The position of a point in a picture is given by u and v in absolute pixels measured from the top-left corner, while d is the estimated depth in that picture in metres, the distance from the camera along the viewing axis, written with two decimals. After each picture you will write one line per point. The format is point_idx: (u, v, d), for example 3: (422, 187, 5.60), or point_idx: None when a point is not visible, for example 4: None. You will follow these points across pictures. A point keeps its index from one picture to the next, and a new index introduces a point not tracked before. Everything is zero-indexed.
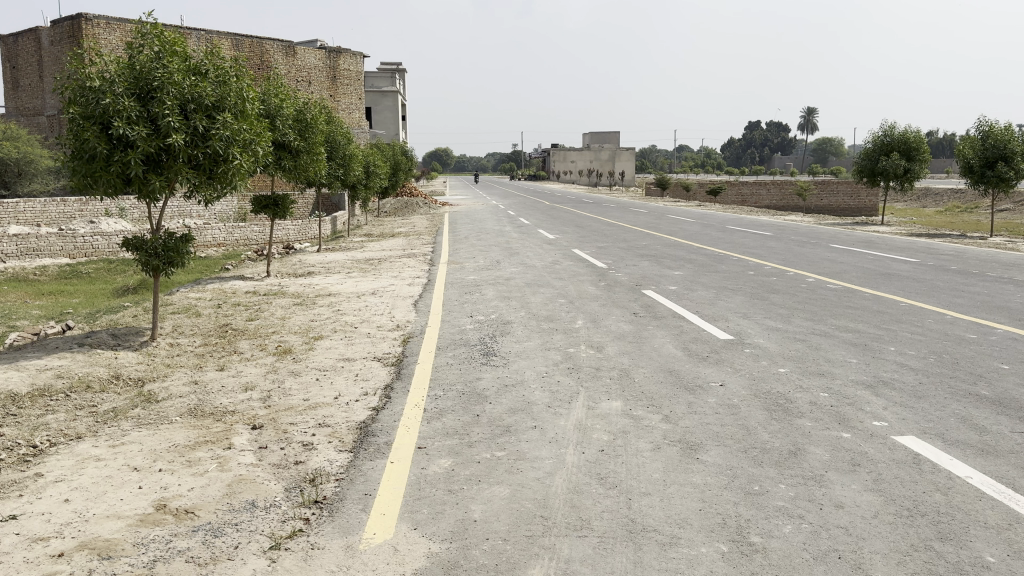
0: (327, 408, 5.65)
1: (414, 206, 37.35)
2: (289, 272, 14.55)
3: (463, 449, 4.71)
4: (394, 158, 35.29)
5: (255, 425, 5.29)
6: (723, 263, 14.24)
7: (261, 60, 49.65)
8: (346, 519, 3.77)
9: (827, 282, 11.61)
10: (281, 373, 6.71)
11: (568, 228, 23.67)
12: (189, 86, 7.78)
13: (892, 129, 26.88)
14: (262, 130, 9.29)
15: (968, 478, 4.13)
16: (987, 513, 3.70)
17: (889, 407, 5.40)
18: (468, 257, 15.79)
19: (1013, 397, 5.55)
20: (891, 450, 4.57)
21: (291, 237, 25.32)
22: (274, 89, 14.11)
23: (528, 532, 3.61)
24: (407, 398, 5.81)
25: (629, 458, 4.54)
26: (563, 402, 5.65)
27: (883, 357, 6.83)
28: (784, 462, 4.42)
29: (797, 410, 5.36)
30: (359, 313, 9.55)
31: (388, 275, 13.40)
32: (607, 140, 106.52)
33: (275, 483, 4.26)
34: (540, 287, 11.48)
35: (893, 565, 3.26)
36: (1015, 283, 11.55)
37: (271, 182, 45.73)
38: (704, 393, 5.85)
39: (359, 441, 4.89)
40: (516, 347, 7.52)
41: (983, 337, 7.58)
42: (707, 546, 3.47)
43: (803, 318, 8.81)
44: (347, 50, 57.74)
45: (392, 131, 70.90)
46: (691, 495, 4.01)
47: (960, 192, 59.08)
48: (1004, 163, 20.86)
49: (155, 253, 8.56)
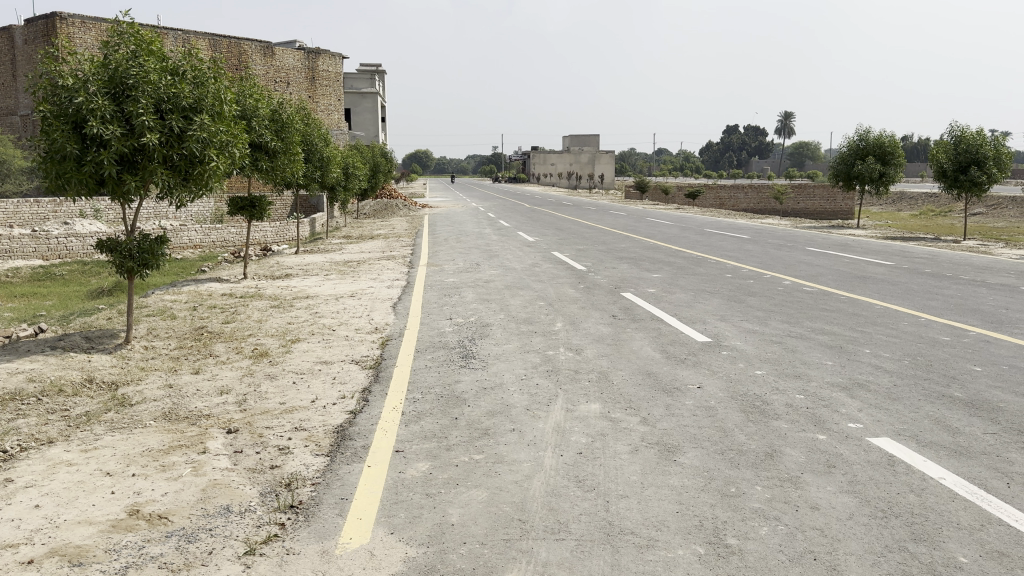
0: (304, 411, 5.60)
1: (394, 208, 37.23)
2: (266, 274, 14.41)
3: (440, 453, 4.68)
4: (374, 159, 35.17)
5: (230, 429, 5.23)
6: (701, 266, 14.32)
7: (238, 60, 49.41)
8: (322, 524, 3.74)
9: (804, 285, 11.70)
10: (258, 377, 6.65)
11: (549, 230, 23.73)
12: (165, 85, 7.69)
13: (868, 133, 27.13)
14: (240, 133, 9.23)
15: (942, 478, 4.18)
16: (960, 513, 3.75)
17: (864, 408, 5.46)
18: (447, 260, 15.75)
19: (985, 398, 5.64)
20: (865, 451, 4.62)
21: (269, 238, 25.12)
22: (250, 90, 14.00)
23: (505, 536, 3.60)
24: (385, 402, 5.77)
25: (607, 460, 4.55)
26: (541, 405, 5.64)
27: (859, 360, 6.89)
28: (760, 464, 4.44)
29: (773, 412, 5.40)
30: (337, 316, 9.47)
31: (367, 277, 13.32)
32: (587, 143, 106.72)
33: (251, 488, 4.21)
34: (519, 290, 11.47)
35: (869, 566, 3.29)
36: (988, 285, 11.73)
37: (248, 183, 45.40)
38: (682, 395, 5.87)
39: (336, 446, 4.84)
40: (495, 350, 7.50)
41: (957, 339, 7.69)
42: (683, 548, 3.48)
43: (780, 320, 8.87)
44: (327, 51, 57.48)
45: (372, 132, 70.68)
46: (668, 497, 4.02)
47: (935, 196, 59.94)
48: (977, 167, 21.20)
49: (130, 254, 8.43)
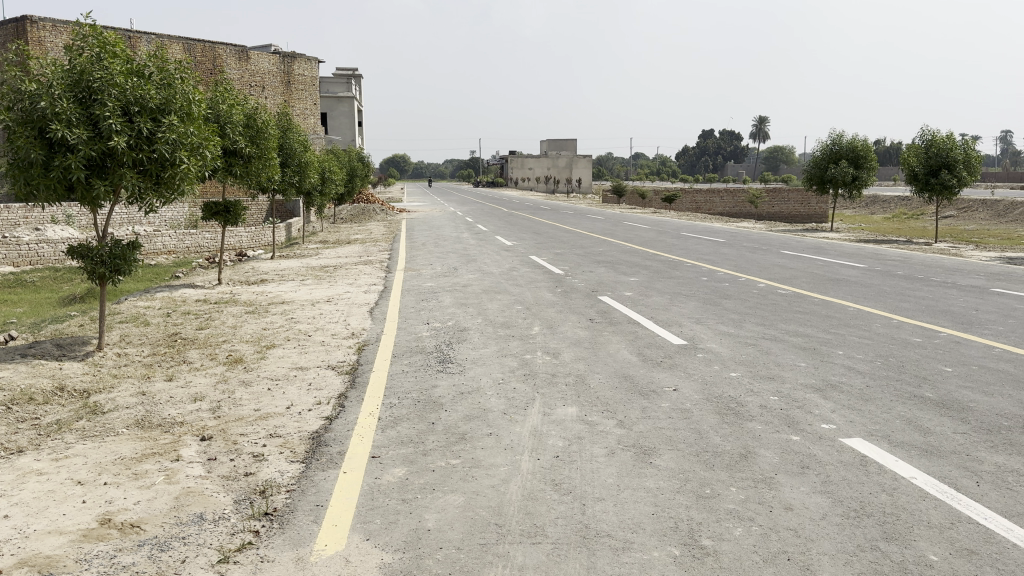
0: (279, 417, 5.57)
1: (371, 213, 37.13)
2: (241, 280, 14.32)
3: (417, 458, 4.67)
4: (350, 163, 35.07)
5: (204, 436, 5.18)
6: (677, 269, 14.41)
7: (213, 64, 49.10)
8: (297, 531, 3.72)
9: (778, 288, 11.80)
10: (232, 383, 6.59)
11: (526, 234, 23.71)
12: (131, 87, 7.60)
13: (841, 138, 27.44)
14: (210, 134, 9.16)
15: (913, 478, 4.23)
16: (932, 513, 3.80)
17: (838, 409, 5.52)
18: (425, 264, 15.74)
19: (955, 399, 5.72)
20: (838, 451, 4.67)
21: (244, 243, 24.94)
22: (224, 94, 13.88)
23: (482, 540, 3.59)
24: (361, 407, 5.75)
25: (583, 463, 4.56)
26: (518, 409, 5.64)
27: (832, 361, 6.97)
28: (735, 465, 4.48)
29: (747, 414, 5.45)
30: (313, 321, 9.42)
31: (344, 282, 13.28)
32: (564, 147, 106.99)
33: (225, 495, 4.17)
34: (497, 294, 11.48)
35: (841, 565, 3.32)
36: (958, 287, 11.90)
37: (222, 189, 45.10)
38: (657, 398, 5.89)
39: (312, 452, 4.81)
40: (472, 354, 7.50)
41: (927, 340, 7.81)
42: (658, 550, 3.50)
43: (755, 322, 8.95)
44: (303, 55, 57.23)
45: (349, 137, 70.44)
46: (644, 499, 4.04)
47: (906, 200, 60.78)
48: (947, 171, 21.53)
49: (102, 260, 8.33)
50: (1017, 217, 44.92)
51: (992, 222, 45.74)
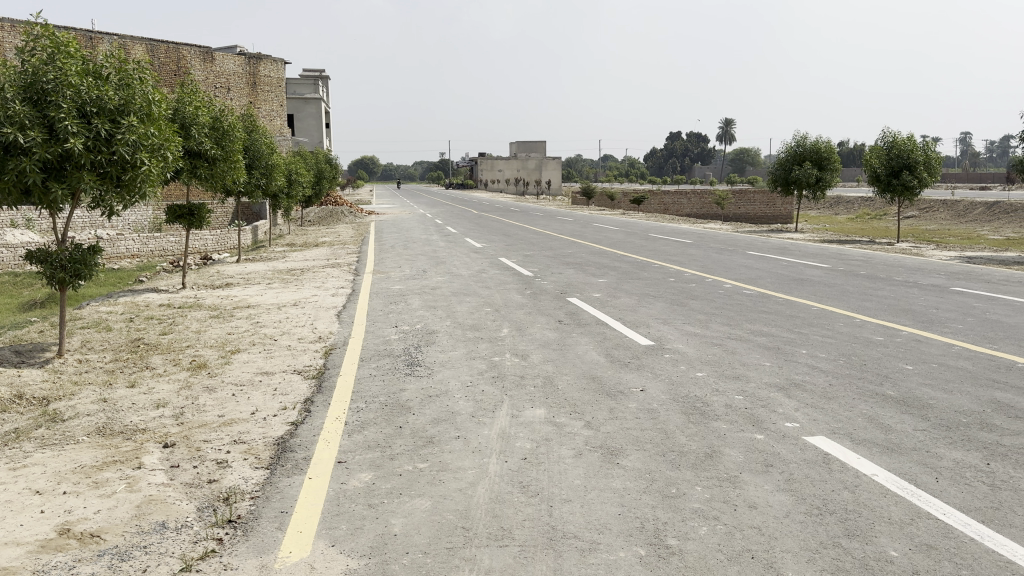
0: (243, 423, 5.51)
1: (339, 215, 36.88)
2: (206, 284, 14.13)
3: (384, 462, 4.64)
4: (318, 165, 34.84)
5: (166, 443, 5.11)
6: (645, 270, 14.52)
7: (176, 66, 48.43)
8: (261, 538, 3.68)
9: (744, 288, 11.94)
10: (196, 389, 6.49)
11: (496, 236, 23.68)
12: (87, 88, 7.47)
13: (805, 140, 27.82)
14: (172, 135, 9.04)
15: (874, 475, 4.30)
16: (893, 509, 3.86)
17: (801, 407, 5.60)
18: (394, 267, 15.67)
19: (916, 396, 5.82)
20: (801, 450, 4.72)
21: (209, 247, 24.63)
22: (187, 96, 13.69)
23: (448, 544, 3.58)
24: (327, 412, 5.70)
25: (551, 465, 4.56)
26: (486, 411, 5.64)
27: (796, 360, 7.06)
28: (700, 464, 4.52)
29: (713, 413, 5.50)
30: (279, 325, 9.33)
31: (311, 285, 13.16)
32: (533, 149, 107.04)
33: (187, 503, 4.11)
34: (466, 296, 11.47)
35: (804, 562, 3.36)
36: (919, 286, 12.13)
37: (186, 192, 44.57)
38: (625, 398, 5.92)
39: (276, 458, 4.76)
40: (441, 357, 7.48)
41: (889, 339, 7.94)
42: (625, 550, 3.51)
43: (721, 323, 9.04)
44: (268, 56, 56.65)
45: (316, 139, 69.90)
46: (611, 500, 4.05)
47: (869, 201, 61.82)
48: (908, 172, 21.92)
49: (61, 265, 8.16)
50: (976, 218, 45.96)
51: (952, 222, 46.73)
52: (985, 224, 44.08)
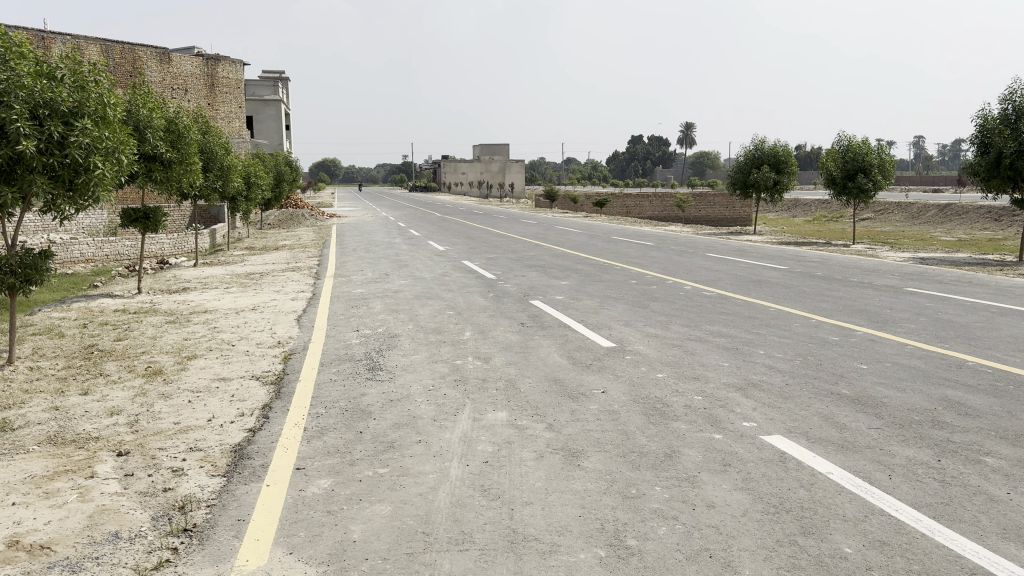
0: (199, 431, 5.41)
1: (300, 218, 36.50)
2: (162, 289, 13.86)
3: (344, 468, 4.60)
4: (278, 167, 34.45)
5: (120, 451, 5.00)
6: (607, 273, 14.60)
7: (133, 67, 47.57)
8: (217, 547, 3.62)
9: (704, 290, 12.08)
10: (151, 397, 6.37)
11: (458, 239, 23.65)
12: (41, 90, 7.23)
13: (763, 143, 28.26)
14: (126, 137, 8.89)
15: (829, 473, 4.37)
16: (847, 506, 3.93)
17: (758, 407, 5.67)
18: (355, 270, 15.54)
19: (870, 395, 5.93)
20: (758, 449, 4.79)
21: (166, 251, 24.20)
22: (141, 98, 13.43)
23: (409, 549, 3.56)
24: (286, 418, 5.64)
25: (513, 468, 4.56)
26: (448, 415, 5.62)
27: (754, 361, 7.16)
28: (660, 464, 4.56)
29: (672, 414, 5.55)
30: (237, 331, 9.20)
31: (270, 289, 13.01)
32: (495, 151, 107.02)
33: (141, 513, 4.03)
34: (428, 299, 11.41)
35: (761, 561, 3.40)
36: (874, 287, 12.38)
37: (142, 194, 43.80)
38: (586, 400, 5.95)
39: (233, 465, 4.69)
40: (403, 360, 7.44)
41: (844, 339, 8.10)
42: (585, 552, 3.52)
43: (681, 324, 9.13)
44: (227, 58, 55.87)
45: (276, 142, 69.16)
46: (571, 502, 4.06)
47: (826, 203, 62.99)
48: (863, 175, 22.36)
49: (11, 270, 7.95)
50: (929, 220, 47.14)
51: (906, 224, 47.83)
52: (937, 225, 45.26)
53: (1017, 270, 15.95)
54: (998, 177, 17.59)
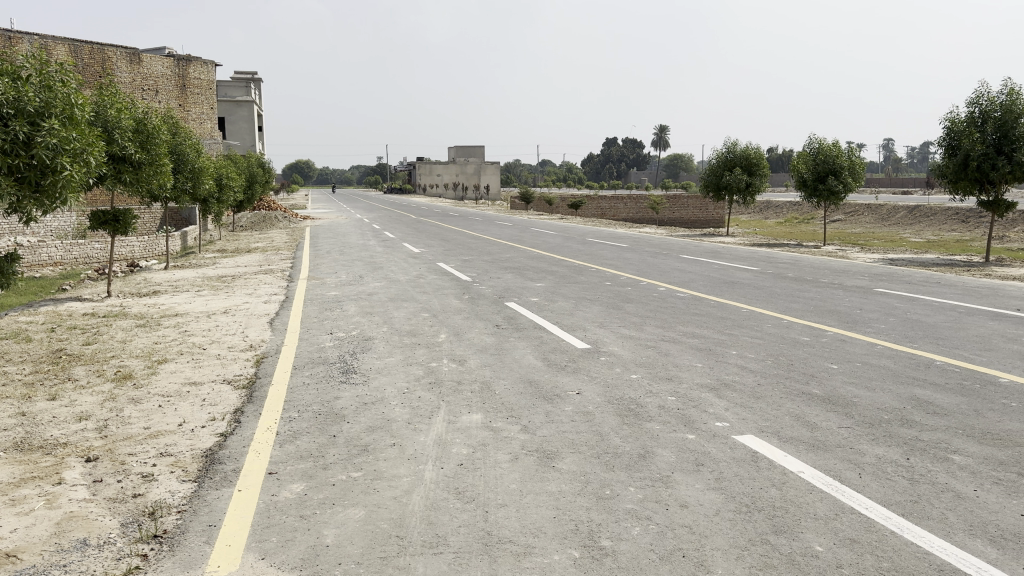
0: (170, 435, 5.35)
1: (273, 220, 36.20)
2: (132, 292, 13.69)
3: (316, 472, 4.56)
4: (250, 169, 34.16)
5: (89, 457, 4.93)
6: (582, 275, 14.65)
7: (102, 67, 46.92)
8: (187, 552, 3.58)
9: (678, 291, 12.15)
10: (120, 401, 6.28)
11: (433, 241, 23.57)
12: (6, 91, 7.10)
13: (735, 145, 28.52)
14: (94, 138, 8.76)
15: (801, 472, 4.42)
16: (818, 505, 3.97)
17: (730, 407, 5.72)
18: (329, 273, 15.45)
19: (841, 395, 6.00)
20: (731, 449, 4.83)
21: (136, 253, 23.89)
22: (110, 98, 13.24)
23: (382, 554, 3.54)
24: (258, 422, 5.59)
25: (487, 470, 4.56)
26: (423, 418, 5.60)
27: (726, 361, 7.22)
28: (634, 465, 4.58)
29: (646, 414, 5.58)
30: (209, 334, 9.10)
31: (243, 292, 12.89)
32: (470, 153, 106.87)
33: (110, 519, 3.97)
34: (403, 302, 11.38)
35: (734, 560, 3.43)
36: (845, 288, 12.53)
37: (112, 197, 43.25)
38: (561, 402, 5.96)
39: (205, 470, 4.64)
40: (377, 363, 7.40)
41: (815, 339, 8.20)
42: (559, 553, 3.53)
43: (655, 325, 9.18)
44: (198, 58, 55.29)
45: (249, 143, 68.56)
46: (546, 503, 4.07)
47: (798, 205, 63.69)
48: (833, 177, 22.63)
49: None
50: (898, 222, 47.80)
51: (876, 226, 48.52)
52: (906, 227, 45.99)
53: (983, 270, 16.24)
54: (965, 179, 17.90)
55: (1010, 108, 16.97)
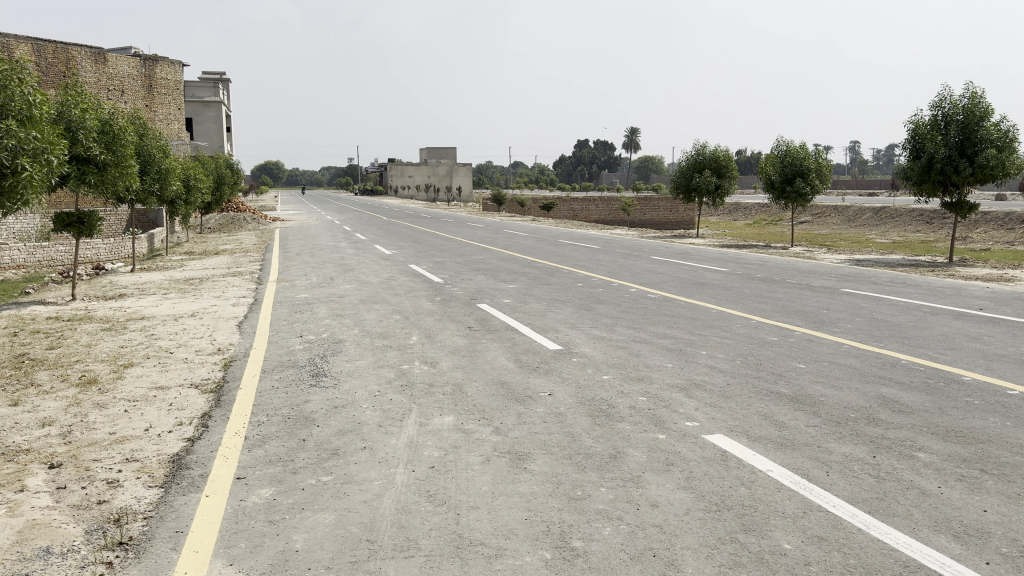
0: (136, 440, 5.27)
1: (242, 222, 35.83)
2: (98, 296, 13.47)
3: (286, 477, 4.52)
4: (219, 171, 33.78)
5: (52, 464, 4.83)
6: (554, 276, 14.67)
7: (66, 67, 46.07)
8: (153, 560, 3.53)
9: (649, 292, 12.21)
10: (85, 406, 6.17)
11: (405, 243, 23.45)
12: None
13: (705, 148, 28.79)
14: (56, 138, 8.60)
15: (769, 470, 4.47)
16: (786, 503, 4.02)
17: (700, 407, 5.76)
18: (299, 275, 15.31)
19: (808, 394, 6.07)
20: (701, 448, 4.86)
21: (102, 256, 23.49)
22: (74, 98, 13.01)
23: (353, 558, 3.52)
24: (226, 427, 5.52)
25: (459, 472, 4.55)
26: (394, 420, 5.57)
27: (696, 361, 7.28)
28: (605, 465, 4.60)
29: (617, 415, 5.60)
30: (176, 337, 8.98)
31: (211, 295, 12.73)
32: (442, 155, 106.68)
33: (74, 527, 3.89)
34: (374, 304, 11.32)
35: (703, 558, 3.46)
36: (812, 288, 12.69)
37: (76, 199, 42.50)
38: (533, 403, 5.97)
39: (172, 476, 4.57)
40: (348, 366, 7.36)
41: (784, 339, 8.29)
42: (531, 555, 3.53)
43: (626, 326, 9.23)
44: (165, 58, 54.53)
45: (217, 144, 67.77)
46: (517, 505, 4.07)
47: (767, 207, 64.46)
48: (801, 179, 22.92)
49: None
50: (864, 223, 48.53)
51: (842, 227, 49.27)
52: (872, 228, 46.76)
53: (946, 270, 16.56)
54: (929, 182, 18.22)
55: (972, 110, 17.31)
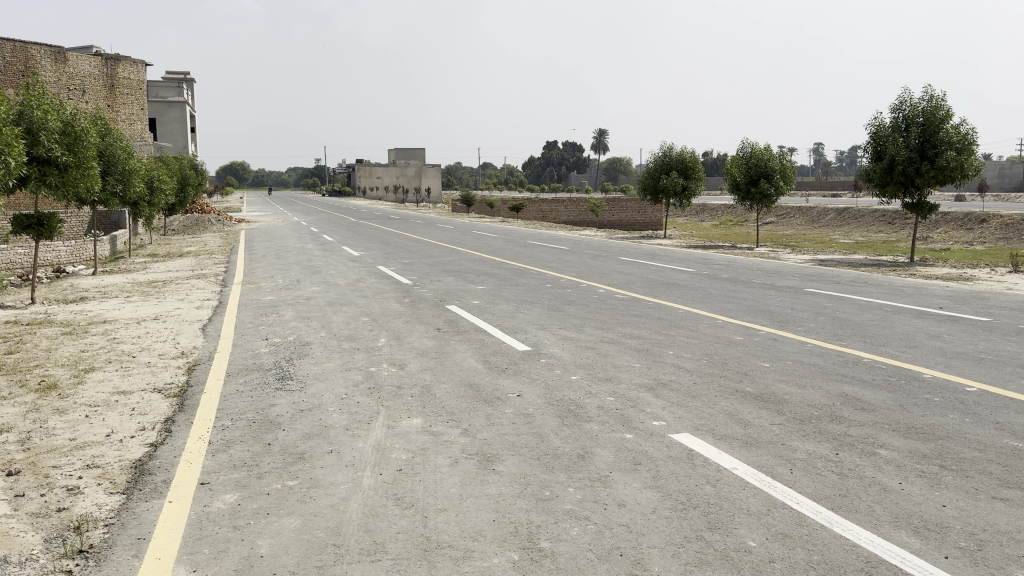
0: (97, 446, 5.18)
1: (207, 223, 35.35)
2: (58, 299, 13.20)
3: (251, 482, 4.47)
4: (183, 172, 33.30)
5: (10, 471, 4.72)
6: (522, 277, 14.68)
7: (25, 66, 45.06)
8: (115, 568, 3.47)
9: (617, 293, 12.27)
10: (44, 412, 6.04)
11: (374, 244, 23.30)
12: None
13: (672, 149, 29.01)
14: (15, 139, 8.41)
15: (734, 469, 4.51)
16: (750, 500, 4.07)
17: (667, 406, 5.81)
18: (265, 277, 15.15)
19: (773, 393, 6.15)
20: (668, 447, 4.90)
21: (62, 258, 23.01)
22: (34, 98, 12.75)
23: (319, 563, 3.49)
24: (190, 432, 5.44)
25: (427, 475, 4.53)
26: (361, 423, 5.54)
27: (663, 361, 7.34)
28: (573, 466, 4.61)
29: (585, 415, 5.62)
30: (138, 341, 8.83)
31: (175, 298, 12.54)
32: (411, 156, 106.26)
33: (33, 535, 3.82)
34: (342, 306, 11.24)
35: (669, 557, 3.49)
36: (777, 288, 12.85)
37: (36, 201, 41.58)
38: (501, 404, 5.97)
39: (133, 482, 4.50)
40: (314, 369, 7.30)
41: (749, 338, 8.39)
42: (498, 556, 3.53)
43: (594, 327, 9.26)
44: (127, 58, 53.62)
45: (181, 145, 66.77)
46: (485, 506, 4.07)
47: (733, 208, 65.11)
48: (766, 180, 23.21)
49: None
50: (828, 223, 49.24)
51: (807, 228, 49.95)
52: (835, 228, 47.49)
53: (908, 270, 16.86)
54: (890, 182, 18.54)
55: (933, 112, 17.65)
